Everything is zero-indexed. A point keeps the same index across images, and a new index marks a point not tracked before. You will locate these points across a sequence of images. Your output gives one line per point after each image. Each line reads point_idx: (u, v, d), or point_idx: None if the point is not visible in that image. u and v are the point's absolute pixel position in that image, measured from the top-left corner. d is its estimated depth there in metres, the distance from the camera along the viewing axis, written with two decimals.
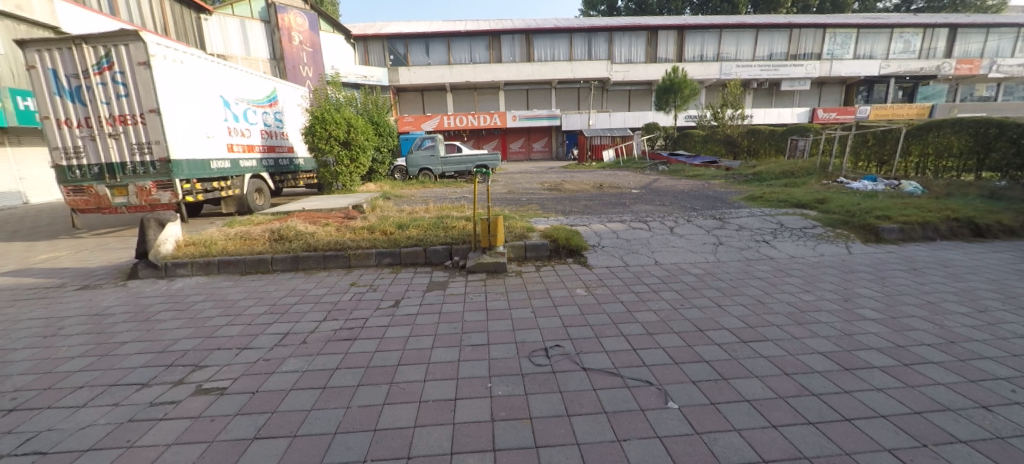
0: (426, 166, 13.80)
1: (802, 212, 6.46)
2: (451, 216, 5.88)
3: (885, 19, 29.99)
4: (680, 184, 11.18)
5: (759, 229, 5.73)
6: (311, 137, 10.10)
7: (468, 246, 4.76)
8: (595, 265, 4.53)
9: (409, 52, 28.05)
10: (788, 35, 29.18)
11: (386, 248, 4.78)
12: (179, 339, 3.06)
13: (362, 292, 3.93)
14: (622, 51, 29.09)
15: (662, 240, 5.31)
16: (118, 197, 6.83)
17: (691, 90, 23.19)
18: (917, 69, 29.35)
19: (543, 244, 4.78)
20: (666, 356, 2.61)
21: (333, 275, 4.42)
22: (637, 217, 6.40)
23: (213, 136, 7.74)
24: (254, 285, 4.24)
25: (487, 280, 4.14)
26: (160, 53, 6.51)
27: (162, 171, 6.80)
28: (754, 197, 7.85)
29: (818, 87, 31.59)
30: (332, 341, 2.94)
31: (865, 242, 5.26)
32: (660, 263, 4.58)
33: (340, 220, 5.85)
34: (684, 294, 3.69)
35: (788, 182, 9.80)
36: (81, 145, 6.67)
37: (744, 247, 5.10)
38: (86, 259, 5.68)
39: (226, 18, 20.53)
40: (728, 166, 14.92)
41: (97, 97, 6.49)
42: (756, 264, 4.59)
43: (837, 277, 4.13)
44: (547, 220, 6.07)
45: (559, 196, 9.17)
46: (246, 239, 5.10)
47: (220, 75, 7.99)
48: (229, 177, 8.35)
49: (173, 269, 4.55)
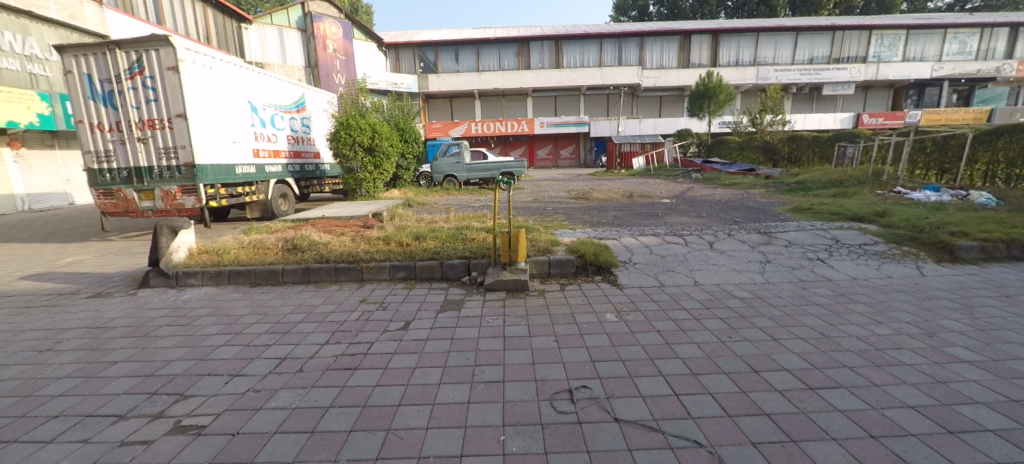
0: (451, 172, 13.63)
1: (860, 226, 5.76)
2: (471, 226, 5.58)
3: (938, 19, 28.06)
4: (716, 193, 10.53)
5: (812, 246, 5.11)
6: (335, 144, 10.08)
7: (487, 261, 4.43)
8: (627, 285, 4.08)
9: (439, 59, 28.33)
10: (831, 37, 27.72)
11: (401, 261, 4.50)
12: (170, 361, 2.84)
13: (371, 311, 3.64)
14: (653, 57, 28.33)
15: (701, 257, 4.80)
16: (145, 201, 6.91)
17: (726, 95, 22.22)
18: (975, 71, 27.16)
19: (568, 260, 4.40)
20: (717, 405, 2.17)
21: (343, 290, 4.18)
22: (671, 230, 5.90)
23: (239, 141, 7.78)
24: (262, 298, 4.05)
25: (506, 300, 3.78)
26: (189, 58, 6.57)
27: (187, 176, 6.84)
28: (802, 208, 7.16)
29: (863, 91, 29.77)
30: (330, 371, 2.64)
31: (939, 262, 4.55)
32: (701, 285, 4.07)
33: (356, 229, 5.64)
34: (732, 324, 3.19)
35: (838, 192, 9.00)
36: (112, 149, 6.81)
37: (796, 266, 4.52)
38: (108, 264, 5.70)
39: (265, 27, 21.15)
40: (768, 175, 14.03)
41: (128, 101, 6.62)
42: (812, 286, 4.02)
43: (912, 305, 3.51)
44: (573, 232, 5.66)
45: (587, 206, 8.74)
46: (259, 248, 4.95)
47: (249, 80, 8.05)
48: (254, 182, 8.38)
49: (184, 278, 4.44)
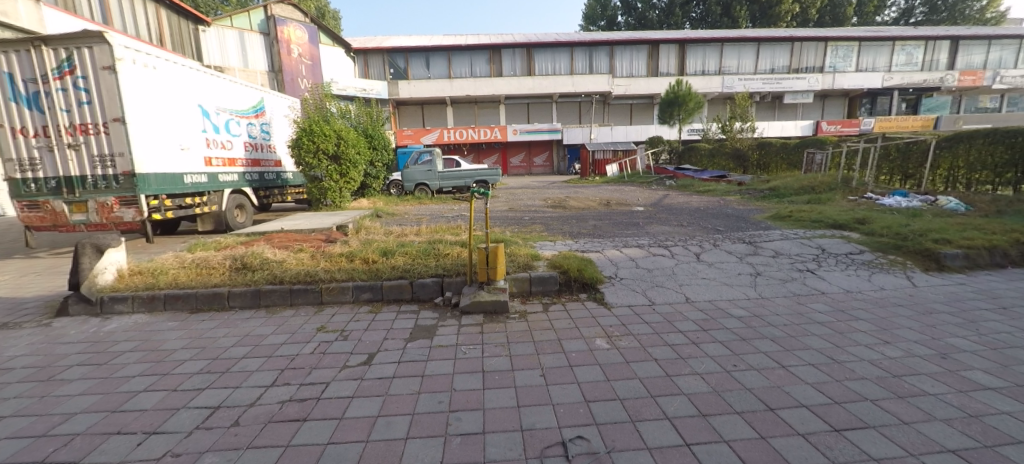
0: (423, 180, 13.12)
1: (843, 234, 5.70)
2: (444, 240, 5.16)
3: (887, 32, 29.81)
4: (692, 200, 10.50)
5: (799, 256, 4.98)
6: (297, 151, 9.41)
7: (463, 279, 4.02)
8: (615, 304, 3.75)
9: (409, 65, 27.77)
10: (790, 48, 28.97)
11: (366, 280, 4.03)
12: (71, 415, 2.26)
13: (329, 342, 3.14)
14: (624, 65, 28.80)
15: (690, 270, 4.56)
16: (76, 214, 6.09)
17: (695, 103, 22.70)
18: (921, 81, 28.96)
19: (551, 277, 4.05)
20: (734, 454, 1.84)
21: (298, 316, 3.65)
22: (656, 241, 5.67)
23: (188, 148, 7.08)
24: (202, 327, 3.47)
25: (485, 324, 3.39)
26: (128, 56, 5.88)
27: (126, 186, 6.09)
28: (781, 216, 7.12)
29: (821, 100, 31.23)
30: (272, 425, 2.14)
31: (927, 271, 4.48)
32: (694, 302, 3.80)
33: (316, 245, 5.10)
34: (733, 349, 2.91)
35: (811, 199, 9.11)
36: (38, 157, 5.97)
37: (788, 279, 4.34)
38: (23, 287, 4.90)
39: (224, 30, 20.05)
40: (739, 181, 14.25)
41: (56, 103, 5.81)
42: (809, 301, 3.82)
43: (916, 321, 3.34)
44: (554, 245, 5.34)
45: (565, 215, 8.49)
46: (203, 267, 4.34)
47: (199, 82, 7.37)
48: (206, 192, 7.67)
49: (110, 305, 3.80)
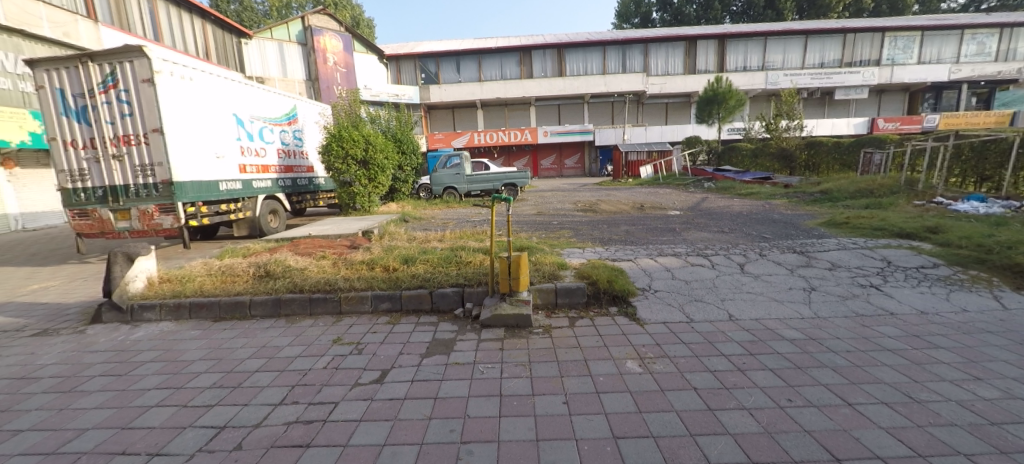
0: (451, 184, 13.11)
1: (911, 245, 5.07)
2: (467, 247, 4.99)
3: (953, 20, 27.33)
4: (734, 204, 9.87)
5: (860, 269, 4.44)
6: (328, 156, 9.58)
7: (484, 290, 3.83)
8: (649, 321, 3.43)
9: (440, 70, 28.09)
10: (842, 40, 27.01)
11: (385, 289, 3.93)
12: (82, 431, 2.23)
13: (343, 356, 3.03)
14: (658, 63, 27.85)
15: (732, 282, 4.16)
16: (121, 221, 6.41)
17: (736, 101, 21.58)
18: (994, 73, 26.31)
19: (578, 288, 3.79)
20: None
21: (316, 327, 3.59)
22: (693, 249, 5.26)
23: (224, 156, 7.33)
24: (222, 338, 3.48)
25: (505, 340, 3.18)
26: (166, 69, 6.13)
27: (165, 193, 6.36)
28: (837, 222, 6.49)
29: (878, 95, 29.00)
30: (274, 450, 2.00)
31: (1018, 290, 3.85)
32: (738, 320, 3.43)
33: (340, 251, 5.08)
34: (787, 379, 2.55)
35: (870, 203, 8.30)
36: (86, 167, 6.35)
37: (847, 295, 3.85)
38: (71, 291, 5.17)
39: (265, 41, 21.00)
40: (786, 183, 13.32)
41: (102, 116, 6.17)
42: (874, 323, 3.35)
43: (1013, 353, 2.82)
44: (582, 253, 5.06)
45: (595, 220, 8.16)
46: (228, 275, 4.39)
47: (234, 92, 7.64)
48: (240, 198, 7.94)
49: (140, 312, 3.91)
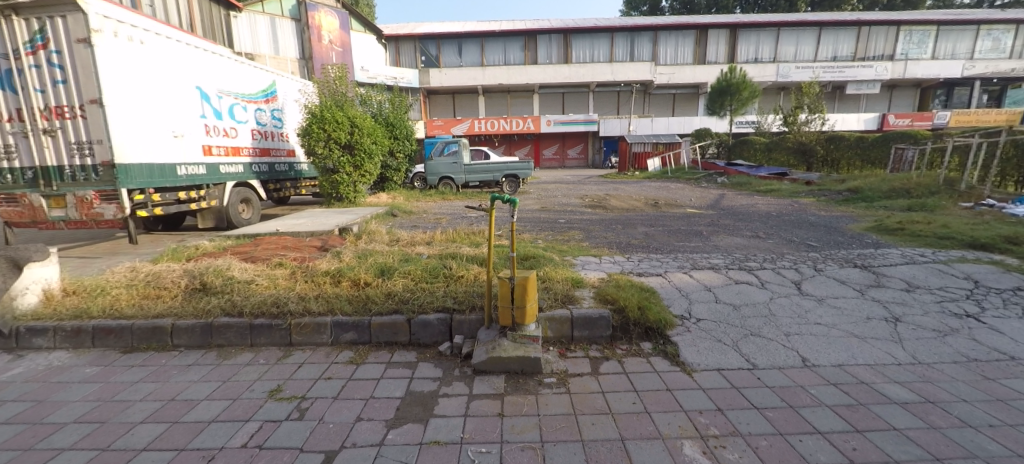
0: (447, 174, 12.16)
1: (993, 259, 4.22)
2: (459, 254, 4.12)
3: (970, 15, 26.38)
4: (757, 203, 9.01)
5: (945, 291, 3.56)
6: (307, 139, 8.53)
7: (479, 319, 2.95)
8: (697, 368, 2.56)
9: (441, 53, 26.85)
10: (857, 32, 25.92)
11: (351, 314, 3.02)
12: None
13: (277, 422, 2.11)
14: (667, 52, 26.74)
15: (791, 307, 3.31)
16: (55, 210, 5.37)
17: (749, 92, 20.49)
18: (1009, 70, 25.50)
19: (600, 316, 2.94)
20: None
21: (253, 366, 2.68)
22: (731, 260, 4.38)
23: (183, 135, 6.35)
24: (122, 381, 2.55)
25: (506, 399, 2.29)
26: (108, 28, 5.09)
27: (106, 178, 5.32)
28: (887, 227, 5.66)
29: (889, 91, 28.00)
30: None
31: None
32: (816, 368, 2.55)
33: (303, 256, 4.16)
34: None
35: (912, 204, 7.47)
36: (13, 143, 5.30)
37: (947, 330, 2.96)
38: None
39: (256, 15, 19.67)
40: (807, 180, 12.50)
41: (29, 83, 5.07)
42: (1004, 373, 2.44)
43: None
44: (600, 264, 4.17)
45: (607, 218, 7.30)
46: (153, 287, 3.45)
47: (197, 61, 6.63)
48: (204, 185, 6.98)
49: (28, 338, 2.98)
